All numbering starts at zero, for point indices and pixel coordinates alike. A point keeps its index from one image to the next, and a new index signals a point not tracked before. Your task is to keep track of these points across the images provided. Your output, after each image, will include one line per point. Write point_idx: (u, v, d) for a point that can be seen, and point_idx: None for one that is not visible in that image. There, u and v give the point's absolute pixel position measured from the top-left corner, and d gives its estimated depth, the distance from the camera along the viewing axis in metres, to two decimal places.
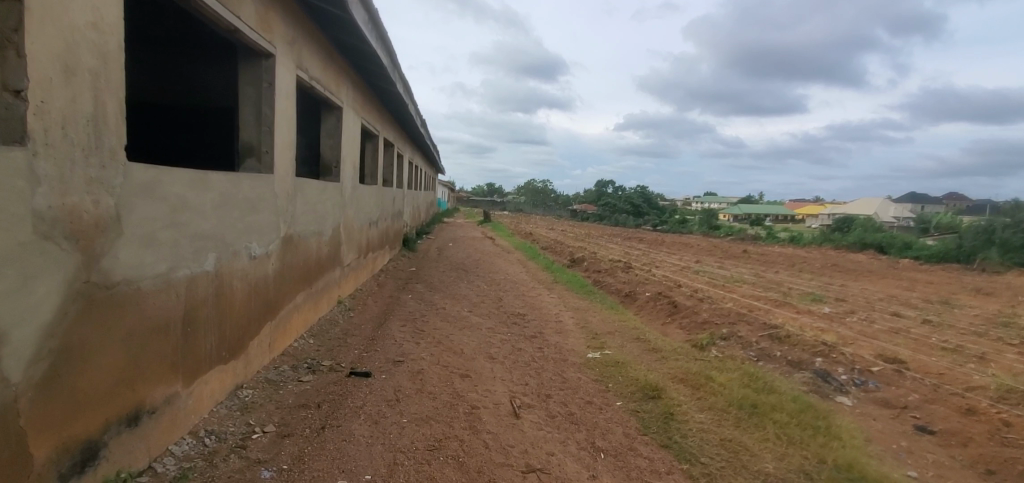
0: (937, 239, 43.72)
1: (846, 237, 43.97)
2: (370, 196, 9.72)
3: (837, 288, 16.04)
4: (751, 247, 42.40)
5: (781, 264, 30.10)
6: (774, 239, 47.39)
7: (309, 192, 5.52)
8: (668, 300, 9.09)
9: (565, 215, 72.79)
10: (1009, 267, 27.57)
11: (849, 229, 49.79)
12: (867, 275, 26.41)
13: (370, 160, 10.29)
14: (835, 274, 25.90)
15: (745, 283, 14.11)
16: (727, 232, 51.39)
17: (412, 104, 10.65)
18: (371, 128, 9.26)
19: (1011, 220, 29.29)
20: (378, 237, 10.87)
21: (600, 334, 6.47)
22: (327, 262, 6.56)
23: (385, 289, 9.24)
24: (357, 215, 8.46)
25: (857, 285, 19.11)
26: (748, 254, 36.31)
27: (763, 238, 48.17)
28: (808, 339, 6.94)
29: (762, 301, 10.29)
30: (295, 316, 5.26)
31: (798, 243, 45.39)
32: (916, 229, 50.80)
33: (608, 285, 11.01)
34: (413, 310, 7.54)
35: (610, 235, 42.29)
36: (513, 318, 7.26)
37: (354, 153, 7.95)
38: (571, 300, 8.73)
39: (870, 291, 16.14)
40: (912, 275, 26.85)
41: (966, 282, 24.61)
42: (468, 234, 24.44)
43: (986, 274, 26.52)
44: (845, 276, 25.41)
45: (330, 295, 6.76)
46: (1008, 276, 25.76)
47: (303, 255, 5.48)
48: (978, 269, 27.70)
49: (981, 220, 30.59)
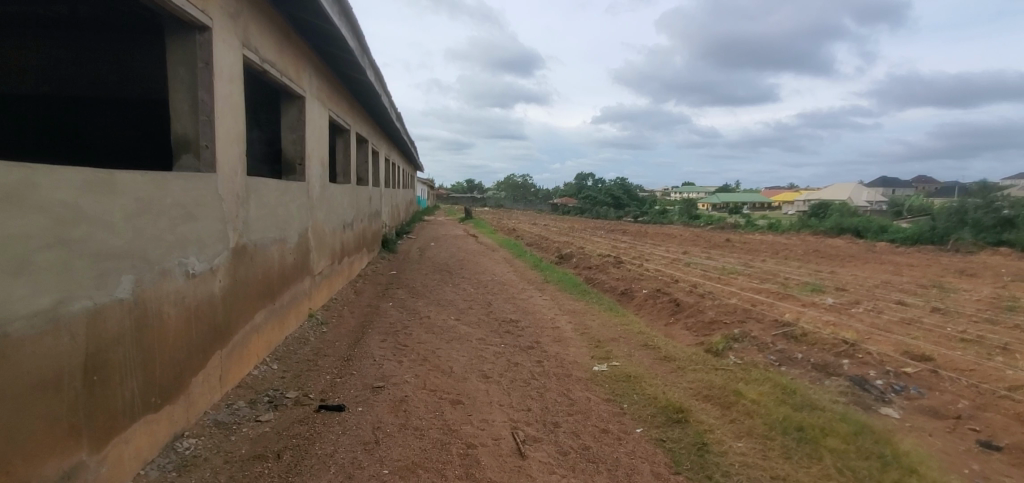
0: (911, 222, 44.37)
1: (823, 223, 44.29)
2: (343, 196, 8.92)
3: (829, 276, 15.73)
4: (733, 235, 42.38)
5: (765, 252, 29.98)
6: (754, 227, 47.54)
7: (265, 193, 4.75)
8: (668, 297, 8.53)
9: (547, 210, 72.24)
10: (982, 247, 27.84)
11: (825, 214, 50.28)
12: (849, 260, 26.43)
13: (342, 158, 9.49)
14: (818, 260, 25.84)
15: (740, 274, 13.65)
16: (708, 221, 51.48)
17: (385, 95, 9.84)
18: (340, 122, 8.49)
19: (983, 200, 29.63)
20: (353, 240, 10.06)
21: (604, 341, 5.84)
22: (294, 273, 5.78)
23: (364, 297, 8.47)
24: (328, 218, 7.66)
25: (845, 272, 18.90)
26: (731, 243, 36.20)
27: (743, 226, 48.36)
28: (826, 336, 6.43)
29: (764, 295, 9.81)
30: (255, 338, 4.50)
31: (777, 230, 45.65)
32: (889, 213, 51.57)
33: (601, 283, 10.41)
34: (394, 321, 6.82)
35: (593, 228, 41.83)
36: (505, 325, 6.60)
37: (322, 148, 7.18)
38: (566, 302, 8.11)
39: (861, 278, 15.86)
40: (892, 258, 26.92)
41: (947, 263, 24.72)
42: (450, 232, 23.63)
43: (961, 254, 26.78)
44: (829, 262, 25.32)
45: (300, 309, 5.98)
46: (983, 256, 25.99)
47: (261, 267, 4.72)
48: (953, 250, 27.92)
49: (955, 202, 30.95)
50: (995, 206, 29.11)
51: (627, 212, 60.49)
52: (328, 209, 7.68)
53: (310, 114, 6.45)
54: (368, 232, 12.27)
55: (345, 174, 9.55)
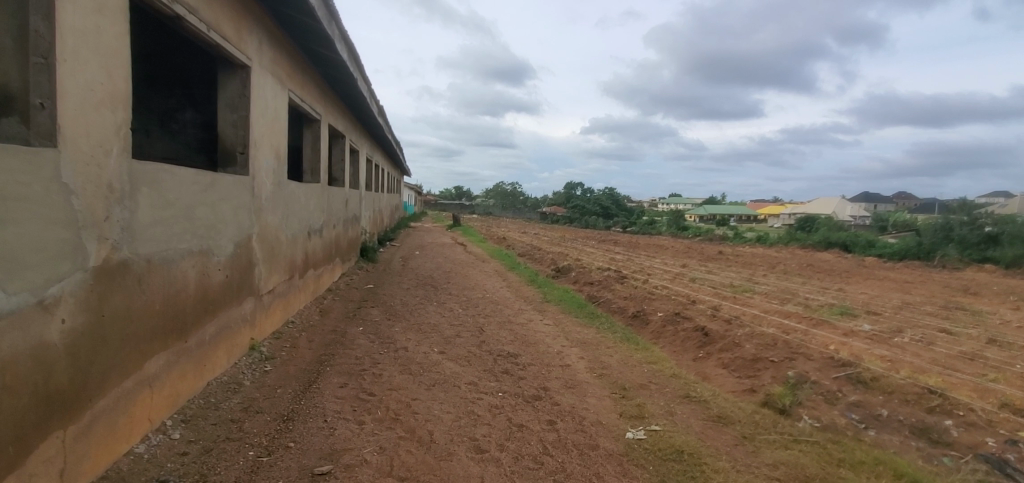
0: (897, 237, 44.00)
1: (811, 236, 43.67)
2: (309, 197, 7.53)
3: (838, 295, 14.63)
4: (723, 248, 41.60)
5: (757, 265, 29.05)
6: (741, 239, 46.88)
7: (170, 187, 3.37)
8: (691, 324, 7.25)
9: (535, 219, 71.20)
10: (968, 264, 27.18)
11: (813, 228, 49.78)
12: (844, 275, 25.57)
13: (310, 153, 8.10)
14: (814, 275, 24.91)
15: (753, 293, 12.46)
16: (697, 233, 50.71)
17: (364, 83, 8.46)
18: (306, 109, 7.13)
19: (968, 217, 29.13)
20: (322, 250, 8.62)
21: (631, 387, 4.51)
22: (225, 295, 4.39)
23: (328, 319, 7.04)
24: (285, 224, 6.27)
25: (847, 289, 17.89)
26: (722, 255, 35.32)
27: (733, 238, 47.60)
28: (901, 382, 5.17)
29: (793, 320, 8.56)
30: (142, 398, 3.11)
31: (764, 242, 45.01)
32: (874, 227, 51.35)
33: (608, 303, 9.09)
34: (361, 354, 5.41)
35: (582, 237, 40.75)
36: (502, 362, 5.24)
37: (278, 137, 5.82)
38: (572, 328, 6.78)
39: (872, 297, 14.79)
40: (884, 273, 26.13)
41: (938, 279, 23.99)
42: (436, 240, 22.22)
43: (948, 270, 26.16)
44: (823, 277, 24.41)
45: (234, 343, 4.59)
46: (969, 272, 25.38)
47: (162, 290, 3.33)
48: (938, 266, 27.32)
49: (941, 217, 30.50)
50: (978, 223, 28.74)
51: (617, 222, 59.53)
52: (286, 212, 6.28)
53: (258, 90, 5.10)
54: (342, 240, 10.83)
55: (313, 172, 8.16)
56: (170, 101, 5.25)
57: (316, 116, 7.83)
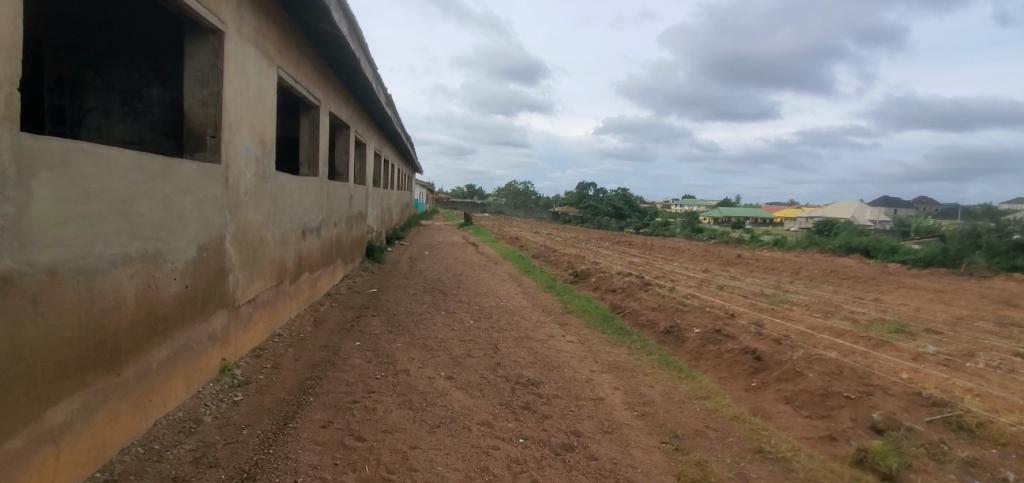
0: (920, 242, 42.35)
1: (831, 241, 42.27)
2: (304, 192, 6.72)
3: (875, 306, 13.56)
4: (740, 251, 40.34)
5: (777, 271, 27.84)
6: (758, 242, 45.55)
7: (91, 176, 2.53)
8: (737, 345, 6.30)
9: (547, 218, 70.26)
10: (997, 272, 25.86)
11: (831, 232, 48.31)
12: (871, 283, 24.30)
13: (307, 144, 7.26)
14: (839, 282, 23.70)
15: (789, 303, 11.41)
16: (712, 235, 49.42)
17: (368, 64, 7.61)
18: (301, 92, 6.30)
19: (997, 224, 27.82)
20: (320, 252, 7.79)
21: (685, 436, 3.61)
22: (183, 311, 3.56)
23: (323, 330, 6.21)
24: (273, 223, 5.46)
25: (878, 299, 16.75)
26: (740, 259, 34.11)
27: (749, 241, 46.19)
28: (1012, 429, 4.19)
29: (847, 339, 7.55)
30: (38, 460, 2.29)
31: (781, 246, 43.64)
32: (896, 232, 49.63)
33: (635, 315, 8.15)
34: (353, 379, 4.55)
35: (595, 238, 39.80)
36: (521, 394, 4.34)
37: (263, 121, 5.00)
38: (600, 348, 5.87)
39: (910, 309, 13.69)
40: (911, 281, 24.88)
41: (967, 288, 22.74)
42: (447, 240, 21.43)
43: (978, 278, 24.88)
44: (847, 284, 23.23)
45: (196, 368, 3.77)
46: (997, 281, 24.12)
47: (76, 312, 2.49)
48: (965, 274, 26.04)
49: (967, 223, 29.23)
50: (1007, 231, 27.45)
51: (630, 223, 58.31)
52: (273, 208, 5.46)
53: (235, 62, 4.28)
54: (345, 239, 10.02)
55: (309, 164, 7.36)
56: (133, 76, 4.47)
57: (315, 102, 7.01)
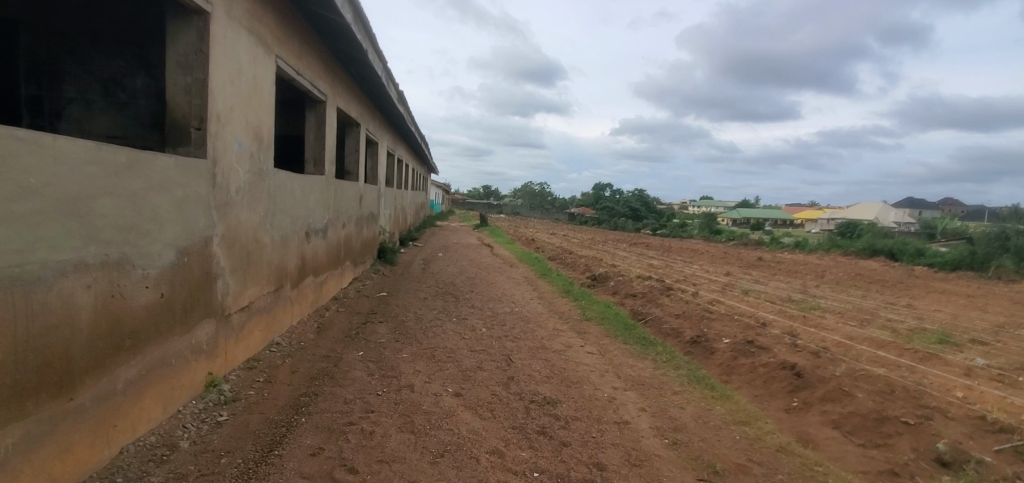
0: (948, 245, 41.07)
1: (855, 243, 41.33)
2: (309, 192, 6.38)
3: (909, 311, 12.96)
4: (761, 253, 39.40)
5: (800, 274, 27.07)
6: (779, 244, 44.61)
7: (29, 175, 2.27)
8: (772, 359, 5.78)
9: (563, 219, 69.74)
10: None
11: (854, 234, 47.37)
12: (899, 287, 23.38)
13: (312, 142, 6.90)
14: (866, 286, 22.93)
15: (820, 310, 10.79)
16: (731, 237, 48.48)
17: (374, 54, 7.23)
18: (304, 85, 5.96)
19: None
20: (327, 254, 7.43)
21: (726, 472, 3.14)
22: (157, 323, 3.26)
23: (326, 337, 5.85)
24: (272, 224, 5.11)
25: (910, 304, 16.14)
26: (762, 262, 33.28)
27: (770, 243, 45.12)
28: None
29: (891, 351, 6.95)
30: None
31: (802, 248, 42.57)
32: (921, 234, 48.22)
33: (658, 323, 7.66)
34: (351, 395, 4.17)
35: (611, 239, 39.22)
36: (537, 416, 3.91)
37: (259, 114, 4.66)
38: (622, 360, 5.40)
39: (945, 315, 13.14)
40: (940, 285, 24.13)
41: (999, 293, 22.07)
42: (461, 241, 21.08)
43: (1009, 282, 24.21)
44: (874, 288, 22.53)
45: (174, 386, 3.47)
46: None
47: (11, 331, 2.21)
48: (996, 277, 25.34)
49: (998, 226, 28.54)
50: None
51: (647, 224, 57.44)
52: (272, 208, 5.10)
53: (224, 49, 3.93)
54: (356, 241, 9.68)
55: (316, 162, 6.97)
56: (118, 65, 4.34)
57: (321, 97, 6.66)
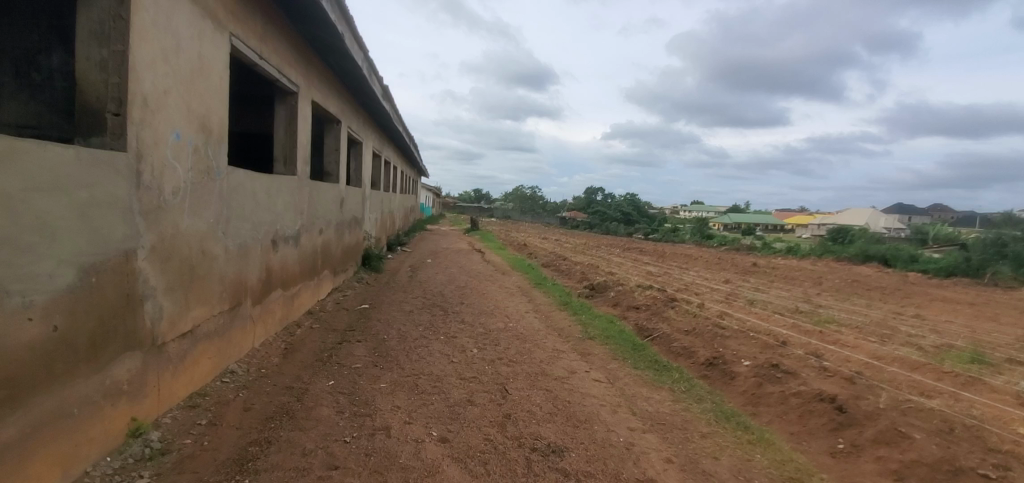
0: (938, 251, 41.22)
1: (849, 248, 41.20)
2: (276, 194, 5.62)
3: (918, 322, 12.47)
4: (755, 259, 39.01)
5: (797, 280, 26.64)
6: (772, 249, 44.36)
7: None
8: (803, 387, 5.09)
9: (555, 223, 69.16)
10: None
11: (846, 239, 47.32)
12: (897, 294, 22.95)
13: (281, 138, 6.15)
14: (865, 294, 22.54)
15: (833, 323, 10.18)
16: (724, 242, 48.17)
17: (352, 41, 6.49)
18: (270, 73, 5.22)
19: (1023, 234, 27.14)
20: (299, 264, 6.64)
21: None
22: (48, 365, 2.52)
23: (293, 362, 5.07)
24: (226, 231, 4.34)
25: (912, 313, 15.71)
26: (757, 268, 32.85)
27: (762, 248, 44.78)
28: None
29: (926, 376, 6.29)
30: None
31: (795, 254, 42.25)
32: (913, 240, 48.28)
33: (667, 341, 6.97)
34: (312, 443, 3.40)
35: (604, 244, 38.60)
36: (542, 472, 3.16)
37: (206, 101, 3.93)
38: (635, 390, 4.69)
39: (954, 326, 12.68)
40: (938, 291, 23.84)
41: (996, 300, 21.80)
42: (452, 247, 20.32)
43: (1005, 289, 24.02)
44: (872, 295, 22.13)
45: (76, 445, 2.72)
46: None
47: None
48: (991, 284, 25.14)
49: (992, 232, 28.47)
50: None
51: (639, 229, 56.96)
52: (225, 213, 4.33)
53: (154, 18, 3.21)
54: (336, 248, 8.88)
55: (286, 161, 6.22)
56: (29, 40, 3.61)
57: (291, 88, 5.92)
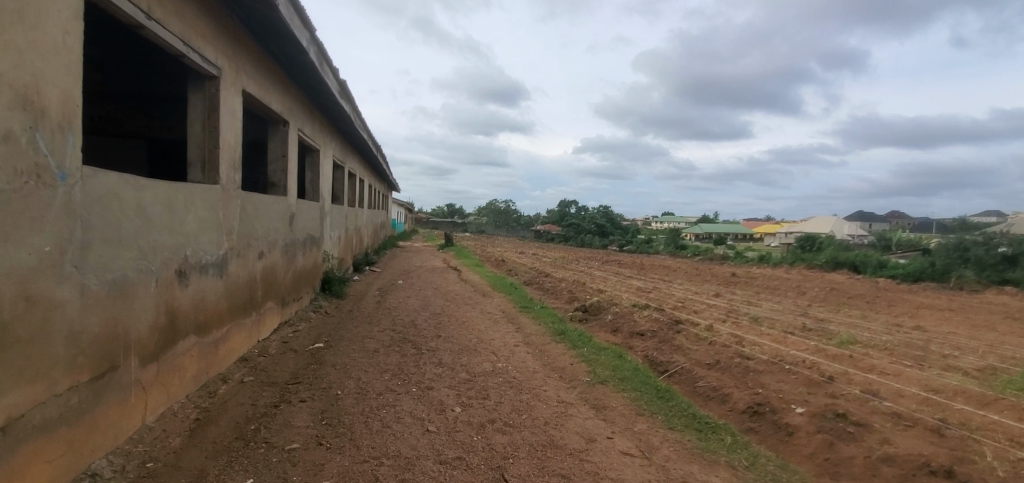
0: (902, 256, 41.63)
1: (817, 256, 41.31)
2: (186, 208, 4.19)
3: (918, 336, 11.69)
4: (729, 268, 38.65)
5: (773, 289, 26.09)
6: (743, 257, 44.20)
7: None
8: (890, 449, 3.93)
9: (528, 237, 68.19)
10: (987, 286, 25.07)
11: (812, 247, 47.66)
12: (878, 301, 22.44)
13: (197, 136, 4.73)
14: (839, 302, 22.07)
15: (849, 342, 9.20)
16: (696, 252, 47.90)
17: (293, 14, 5.12)
18: (172, 43, 3.85)
19: (982, 237, 27.36)
20: (227, 299, 5.16)
21: None
22: None
23: (203, 444, 3.61)
24: (83, 264, 2.92)
25: (896, 323, 15.03)
26: (733, 278, 32.34)
27: (735, 257, 44.50)
28: None
29: (1002, 415, 5.25)
30: None
31: (768, 262, 42.05)
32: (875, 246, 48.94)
33: (691, 380, 5.76)
34: None
35: (578, 257, 37.60)
36: None
37: (33, 62, 2.58)
38: (686, 469, 3.43)
39: (950, 338, 11.97)
40: (907, 296, 23.60)
41: (966, 305, 21.59)
42: (423, 264, 18.90)
43: (970, 293, 23.99)
44: (849, 304, 21.65)
45: None
46: (987, 295, 23.29)
47: None
48: (955, 287, 25.12)
49: (953, 237, 28.67)
50: (992, 243, 26.99)
51: (613, 240, 56.25)
52: (80, 236, 2.90)
53: None
54: (284, 275, 7.38)
55: (204, 165, 4.77)
56: None
57: (210, 70, 4.53)
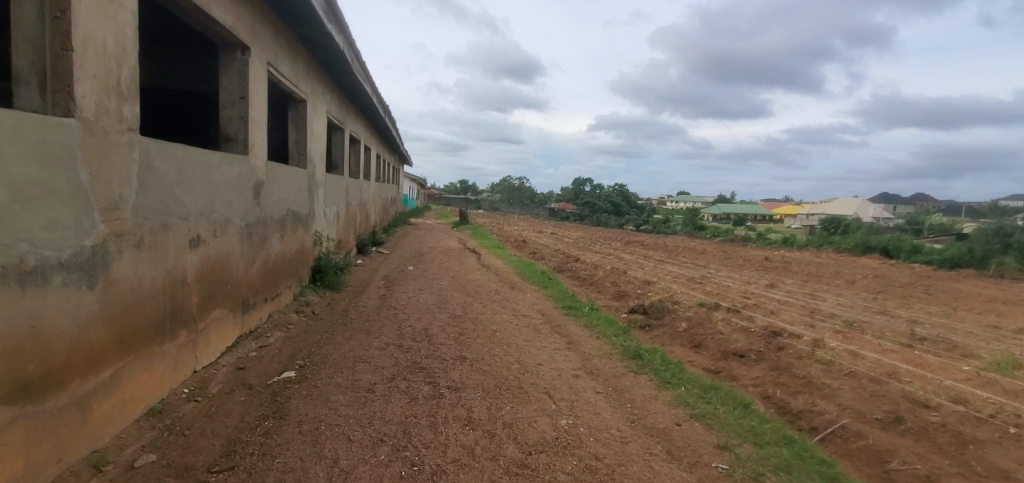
0: (936, 241, 38.58)
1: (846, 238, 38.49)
2: None
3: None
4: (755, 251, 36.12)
5: (807, 276, 23.67)
6: (766, 239, 41.49)
7: None
8: None
9: (542, 214, 65.88)
10: None
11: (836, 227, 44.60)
12: (922, 291, 19.97)
13: (29, 28, 2.63)
14: (881, 291, 19.67)
15: (993, 363, 6.93)
16: (715, 233, 45.23)
17: None
18: None
19: None
20: (109, 325, 3.04)
21: None
22: None
23: None
24: None
25: (968, 322, 12.70)
26: (761, 262, 29.86)
27: (758, 239, 41.79)
28: None
29: None
30: None
31: (792, 245, 39.41)
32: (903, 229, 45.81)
33: (880, 461, 3.59)
34: None
35: (595, 237, 35.22)
36: None
37: None
38: None
39: None
40: (950, 285, 21.07)
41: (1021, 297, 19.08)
42: (433, 245, 16.75)
43: (1015, 281, 21.44)
44: (891, 293, 19.23)
45: None
46: None
47: None
48: (995, 275, 22.52)
49: (998, 221, 25.91)
50: None
51: (631, 219, 53.59)
52: None
53: None
54: (247, 269, 5.26)
55: (49, 84, 2.69)
56: None
57: None
